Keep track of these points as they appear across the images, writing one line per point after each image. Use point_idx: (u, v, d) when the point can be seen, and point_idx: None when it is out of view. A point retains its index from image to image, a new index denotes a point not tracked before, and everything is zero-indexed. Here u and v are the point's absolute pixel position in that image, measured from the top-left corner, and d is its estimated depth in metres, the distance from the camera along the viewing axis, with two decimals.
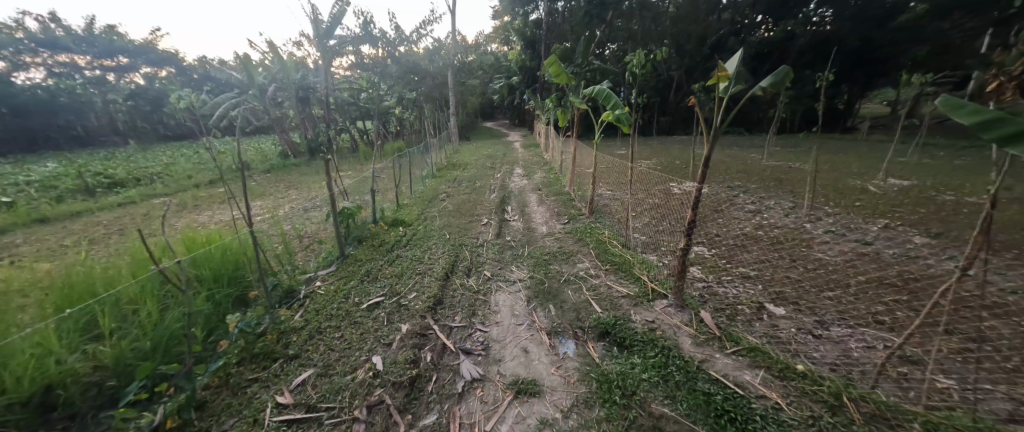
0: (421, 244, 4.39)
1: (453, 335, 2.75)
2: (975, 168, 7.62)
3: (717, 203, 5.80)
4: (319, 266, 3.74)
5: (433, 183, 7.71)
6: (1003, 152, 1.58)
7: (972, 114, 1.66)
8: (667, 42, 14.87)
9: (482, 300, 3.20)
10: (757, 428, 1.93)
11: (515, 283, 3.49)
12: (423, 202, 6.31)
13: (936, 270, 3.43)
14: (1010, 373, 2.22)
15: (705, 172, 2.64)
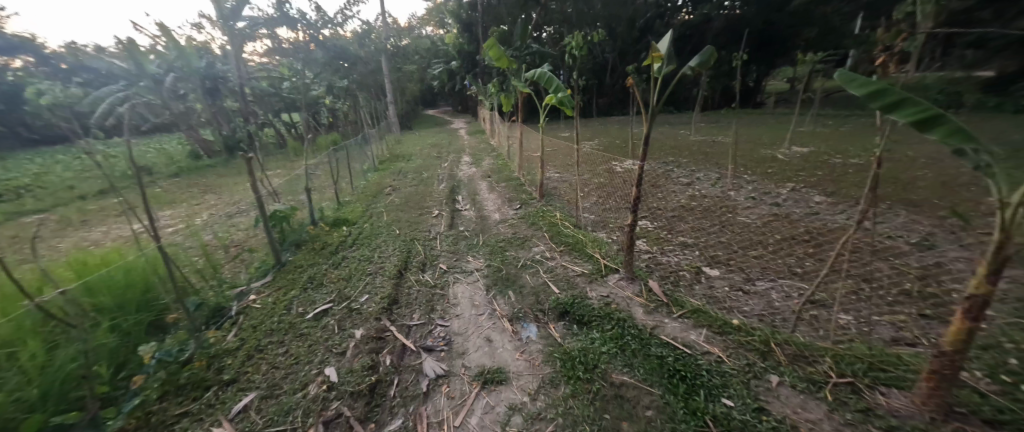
0: (368, 244, 4.18)
1: (412, 334, 2.69)
2: (864, 132, 8.74)
3: (655, 177, 6.13)
4: (250, 278, 3.47)
5: (377, 177, 7.42)
6: (886, 117, 1.76)
7: (861, 86, 1.82)
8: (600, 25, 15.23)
9: (440, 295, 3.15)
10: (705, 382, 2.08)
11: (472, 273, 3.46)
12: (367, 198, 6.02)
13: (840, 224, 3.89)
14: (894, 305, 2.60)
15: (645, 151, 2.73)
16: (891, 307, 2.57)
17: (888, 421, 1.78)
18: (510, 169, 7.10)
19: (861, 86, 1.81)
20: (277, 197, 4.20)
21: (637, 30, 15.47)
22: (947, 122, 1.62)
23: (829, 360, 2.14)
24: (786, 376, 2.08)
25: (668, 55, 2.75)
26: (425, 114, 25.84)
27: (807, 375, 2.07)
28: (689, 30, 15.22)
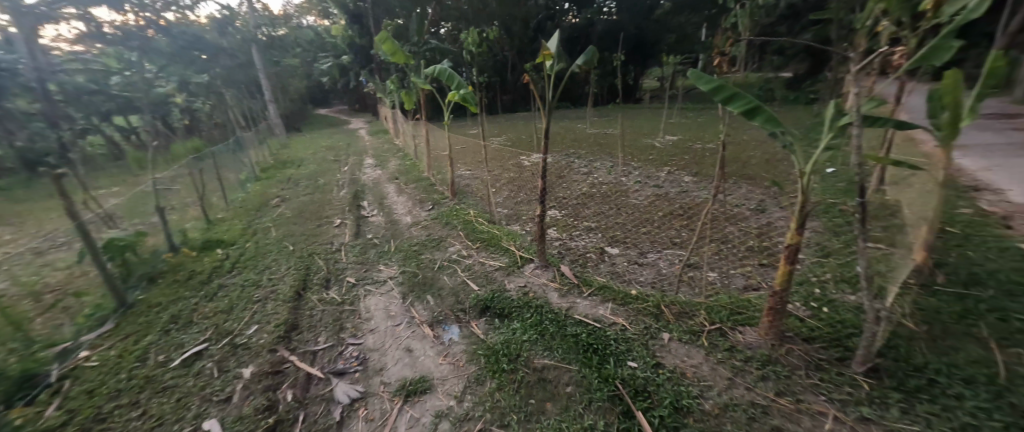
0: (253, 266, 3.74)
1: (319, 360, 2.46)
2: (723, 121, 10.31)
3: (560, 169, 6.44)
4: (78, 329, 2.79)
5: (258, 189, 6.60)
6: (724, 108, 2.05)
7: (706, 82, 2.12)
8: (497, 24, 15.51)
9: (350, 311, 2.94)
10: (614, 351, 2.25)
11: (385, 282, 3.29)
12: (246, 214, 5.35)
13: (710, 199, 4.52)
14: (743, 259, 3.14)
15: (547, 144, 2.84)
16: (748, 263, 3.08)
17: (749, 353, 2.14)
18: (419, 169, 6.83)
19: (706, 84, 2.11)
20: (116, 221, 3.40)
21: (531, 31, 16.06)
22: (766, 114, 1.98)
23: (704, 311, 2.50)
24: (675, 332, 2.36)
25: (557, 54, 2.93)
26: (316, 114, 23.66)
27: (691, 326, 2.38)
28: (577, 32, 16.32)
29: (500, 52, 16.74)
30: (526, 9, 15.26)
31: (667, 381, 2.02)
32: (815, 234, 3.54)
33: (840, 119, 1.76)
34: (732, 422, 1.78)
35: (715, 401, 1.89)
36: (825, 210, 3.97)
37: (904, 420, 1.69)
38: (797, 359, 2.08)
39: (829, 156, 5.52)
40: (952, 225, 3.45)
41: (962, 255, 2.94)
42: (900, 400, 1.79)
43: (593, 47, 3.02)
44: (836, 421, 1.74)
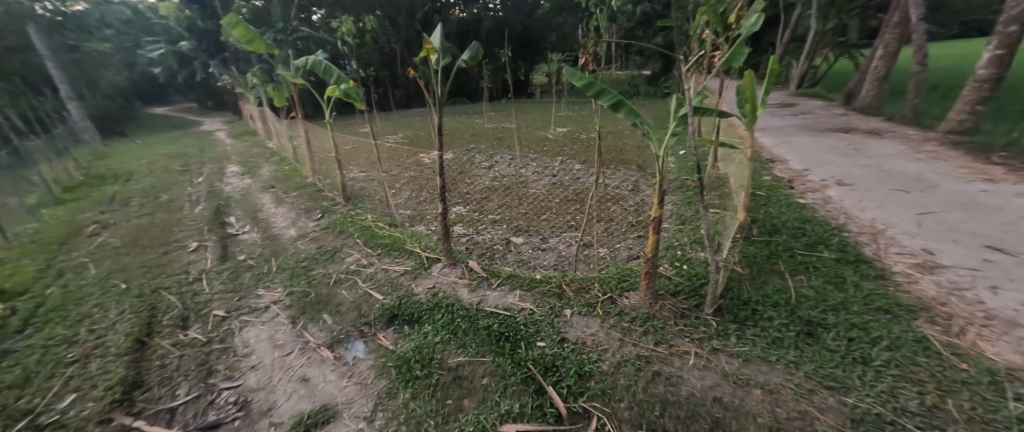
0: (59, 319, 2.86)
1: (185, 415, 2.03)
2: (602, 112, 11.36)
3: (460, 165, 6.38)
4: None
5: (65, 215, 5.13)
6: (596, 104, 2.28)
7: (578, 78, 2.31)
8: (379, 14, 14.60)
9: (220, 350, 2.51)
10: (523, 336, 2.35)
11: (267, 309, 2.90)
12: (40, 252, 4.05)
13: (598, 184, 4.99)
14: (627, 233, 3.58)
15: (441, 140, 2.59)
16: (632, 238, 3.49)
17: (634, 314, 2.44)
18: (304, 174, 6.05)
19: (579, 79, 2.30)
20: None
21: (418, 24, 15.34)
22: (627, 107, 2.24)
23: (597, 284, 2.76)
24: (575, 307, 2.56)
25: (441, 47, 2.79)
26: (153, 113, 19.43)
27: (589, 299, 2.62)
28: (466, 26, 16.37)
29: (388, 43, 15.57)
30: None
31: (571, 353, 2.19)
32: (673, 205, 4.19)
33: (680, 109, 2.08)
34: (624, 376, 2.02)
35: (611, 361, 2.12)
36: (676, 187, 4.72)
37: (744, 348, 2.13)
38: (670, 312, 2.43)
39: (681, 141, 6.55)
40: (759, 190, 4.43)
41: (769, 212, 3.79)
42: (740, 331, 2.25)
43: (477, 41, 2.92)
44: (697, 357, 2.10)
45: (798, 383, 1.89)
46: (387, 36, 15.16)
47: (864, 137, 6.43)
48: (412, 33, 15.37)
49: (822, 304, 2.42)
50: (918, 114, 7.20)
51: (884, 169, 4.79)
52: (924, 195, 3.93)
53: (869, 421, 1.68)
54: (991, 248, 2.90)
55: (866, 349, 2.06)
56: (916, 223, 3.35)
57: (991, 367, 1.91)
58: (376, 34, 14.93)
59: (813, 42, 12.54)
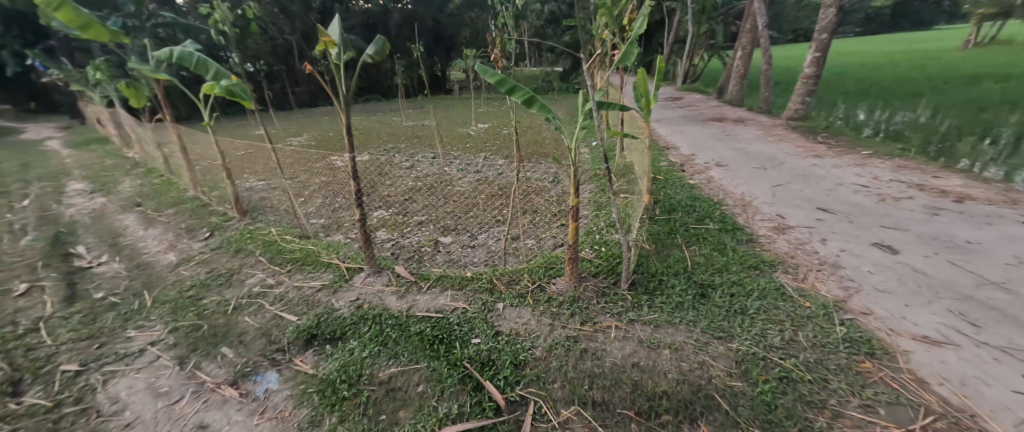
0: None
1: None
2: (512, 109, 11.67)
3: (380, 166, 6.00)
4: None
5: None
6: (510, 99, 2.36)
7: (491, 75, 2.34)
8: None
9: (76, 413, 1.94)
10: (457, 337, 2.34)
11: (143, 353, 2.34)
12: None
13: (521, 178, 5.18)
14: (551, 223, 3.83)
15: (352, 141, 2.40)
16: (556, 227, 3.75)
17: (561, 298, 2.61)
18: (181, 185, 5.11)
19: (491, 76, 2.34)
20: None
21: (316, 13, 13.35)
22: (539, 102, 2.33)
23: (526, 274, 2.88)
24: (507, 299, 2.65)
25: (341, 41, 2.51)
26: None
27: (519, 290, 2.72)
28: (372, 18, 15.30)
29: (279, 34, 13.04)
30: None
31: (506, 346, 2.26)
32: (589, 193, 4.54)
33: (586, 104, 2.29)
34: (556, 358, 2.16)
35: (543, 346, 2.24)
36: (591, 177, 5.11)
37: (654, 315, 2.42)
38: (592, 292, 2.66)
39: (588, 134, 7.08)
40: (658, 174, 5.00)
41: (668, 193, 4.32)
42: (649, 301, 2.56)
43: (381, 35, 2.78)
44: (617, 329, 2.33)
45: (697, 338, 2.22)
46: (278, 25, 12.68)
47: (733, 124, 7.67)
48: (310, 22, 13.05)
49: (712, 268, 2.86)
50: (768, 106, 8.84)
51: (749, 150, 5.80)
52: (776, 171, 4.87)
53: (749, 360, 2.06)
54: (822, 209, 3.75)
55: (744, 301, 2.50)
56: (773, 194, 4.16)
57: (824, 301, 2.48)
58: (262, 23, 12.43)
59: (688, 45, 14.39)
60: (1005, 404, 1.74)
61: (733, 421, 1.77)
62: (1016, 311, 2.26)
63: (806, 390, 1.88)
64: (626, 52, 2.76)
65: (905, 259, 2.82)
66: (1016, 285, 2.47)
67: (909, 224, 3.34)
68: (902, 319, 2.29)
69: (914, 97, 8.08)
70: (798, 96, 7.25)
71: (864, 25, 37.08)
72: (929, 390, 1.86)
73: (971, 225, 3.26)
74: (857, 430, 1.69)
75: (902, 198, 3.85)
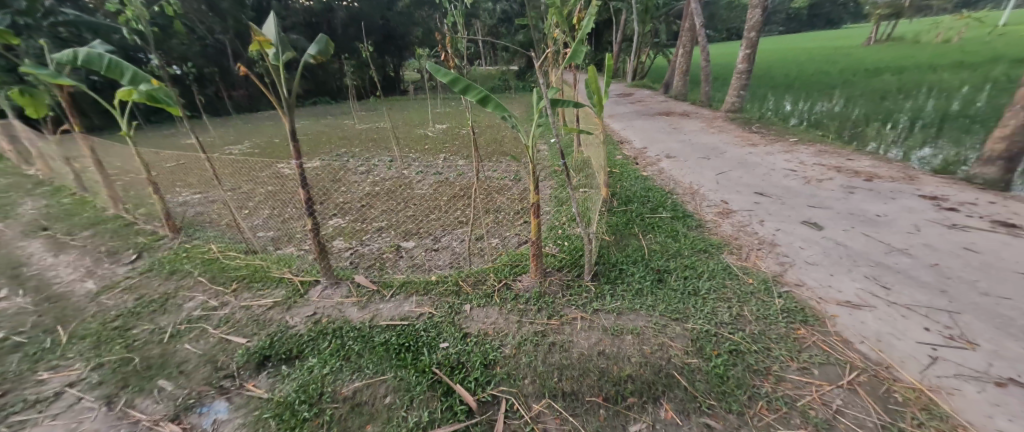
0: None
1: None
2: (467, 109, 11.58)
3: (333, 173, 5.70)
4: None
5: None
6: (464, 98, 2.35)
7: (445, 75, 2.31)
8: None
9: None
10: (424, 344, 2.29)
11: (59, 398, 2.04)
12: None
13: (481, 178, 5.17)
14: (514, 221, 3.87)
15: (298, 147, 2.26)
16: (519, 224, 3.79)
17: (527, 295, 2.64)
18: (97, 203, 4.53)
19: (444, 75, 2.31)
20: None
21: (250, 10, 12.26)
22: (495, 101, 2.33)
23: (492, 273, 2.88)
24: (474, 300, 2.63)
25: (279, 41, 2.35)
26: None
27: (486, 290, 2.72)
28: (315, 16, 14.46)
29: (208, 34, 11.69)
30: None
31: (475, 347, 2.25)
32: (550, 190, 4.63)
33: (540, 103, 2.34)
34: (525, 354, 2.18)
35: (512, 344, 2.25)
36: (550, 173, 5.20)
37: (617, 303, 2.51)
38: (557, 286, 2.72)
39: (545, 131, 7.21)
40: (614, 167, 5.19)
41: (624, 185, 4.50)
42: (612, 290, 2.66)
43: (322, 33, 2.64)
44: (582, 320, 2.40)
45: (656, 322, 2.34)
46: (206, 23, 11.33)
47: (679, 118, 8.12)
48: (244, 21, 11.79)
49: (667, 255, 3.02)
50: (708, 100, 9.48)
51: (694, 142, 6.19)
52: (718, 160, 5.25)
53: (703, 337, 2.20)
54: (759, 193, 4.09)
55: (697, 283, 2.67)
56: (717, 182, 4.47)
57: (764, 276, 2.72)
58: (185, 20, 11.05)
59: (634, 43, 15.03)
60: (911, 355, 2.02)
61: (692, 396, 1.89)
62: (916, 272, 2.61)
63: (753, 359, 2.05)
64: (575, 50, 2.83)
65: (828, 234, 3.16)
66: (916, 250, 2.85)
67: (830, 203, 3.73)
68: (829, 287, 2.57)
69: (830, 89, 9.02)
70: (734, 90, 7.85)
71: (785, 24, 40.66)
72: (853, 348, 2.11)
73: (879, 200, 3.71)
74: (796, 391, 1.88)
75: (825, 179, 4.30)
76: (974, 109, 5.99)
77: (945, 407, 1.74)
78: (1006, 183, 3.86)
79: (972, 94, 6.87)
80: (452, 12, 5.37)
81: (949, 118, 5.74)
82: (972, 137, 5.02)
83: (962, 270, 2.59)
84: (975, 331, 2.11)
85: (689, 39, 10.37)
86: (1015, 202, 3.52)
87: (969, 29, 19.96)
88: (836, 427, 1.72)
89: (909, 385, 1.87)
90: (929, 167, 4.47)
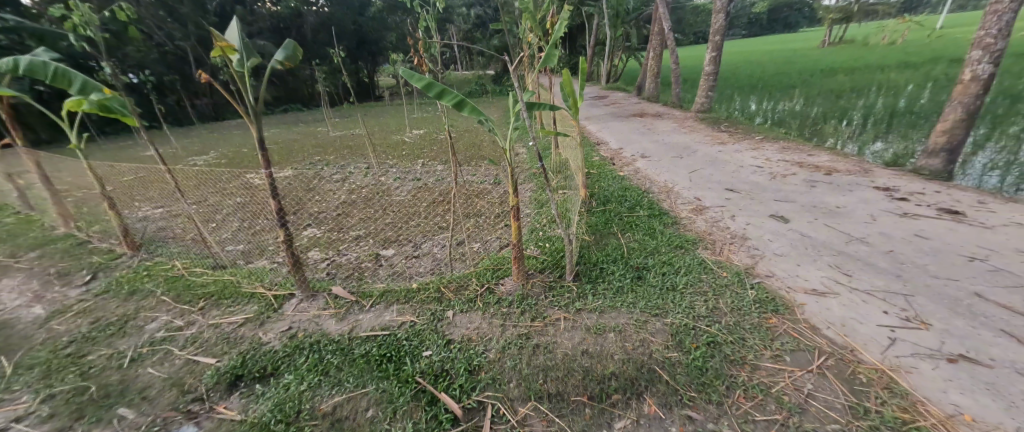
0: None
1: None
2: (443, 114, 11.52)
3: (307, 182, 5.52)
4: None
5: None
6: (439, 102, 2.32)
7: (419, 80, 2.28)
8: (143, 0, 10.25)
9: None
10: (406, 353, 2.24)
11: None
12: None
13: (460, 182, 5.14)
14: (494, 225, 3.87)
15: (267, 157, 2.18)
16: (500, 228, 3.79)
17: (510, 298, 2.64)
18: (43, 222, 4.21)
19: (418, 80, 2.28)
20: None
21: (212, 16, 11.79)
22: (470, 105, 2.32)
23: (474, 278, 2.87)
24: (456, 306, 2.60)
25: (243, 47, 2.25)
26: None
27: (468, 295, 2.69)
28: (282, 22, 14.04)
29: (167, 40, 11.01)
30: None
31: (459, 353, 2.22)
32: (530, 192, 4.65)
33: (516, 106, 2.36)
34: (510, 358, 2.17)
35: (496, 348, 2.24)
36: (529, 176, 5.23)
37: (599, 302, 2.55)
38: (540, 287, 2.73)
39: (522, 135, 7.27)
40: (591, 168, 5.28)
41: (602, 185, 4.58)
42: (594, 289, 2.69)
43: (289, 38, 2.55)
44: (565, 321, 2.42)
45: (637, 318, 2.39)
46: (165, 30, 10.76)
47: (652, 119, 8.35)
48: (205, 26, 11.39)
49: (645, 252, 3.10)
50: (679, 101, 9.79)
51: (667, 142, 6.38)
52: (690, 158, 5.44)
53: (682, 331, 2.26)
54: (729, 189, 4.26)
55: (674, 278, 2.74)
56: (689, 180, 4.62)
57: (736, 269, 2.83)
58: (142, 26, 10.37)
59: (606, 47, 15.36)
60: (872, 337, 2.14)
61: (674, 390, 1.93)
62: (873, 259, 2.78)
63: (730, 350, 2.12)
64: (549, 54, 2.85)
65: (794, 227, 3.32)
66: (873, 239, 3.04)
67: (794, 196, 3.92)
68: (796, 276, 2.70)
69: (790, 89, 9.52)
70: (703, 91, 8.15)
71: (746, 28, 42.61)
72: (820, 334, 2.22)
73: (838, 193, 3.93)
74: (770, 378, 1.96)
75: (789, 175, 4.53)
76: (918, 105, 6.45)
77: (905, 385, 1.86)
78: (949, 173, 4.18)
79: (916, 92, 7.39)
80: (425, 17, 5.33)
81: (897, 114, 6.16)
82: (918, 131, 5.40)
83: (914, 256, 2.78)
84: (928, 311, 2.26)
85: (658, 43, 10.70)
86: (958, 190, 3.81)
87: (911, 32, 21.51)
88: (808, 410, 1.80)
89: (872, 366, 1.98)
90: (881, 161, 4.78)
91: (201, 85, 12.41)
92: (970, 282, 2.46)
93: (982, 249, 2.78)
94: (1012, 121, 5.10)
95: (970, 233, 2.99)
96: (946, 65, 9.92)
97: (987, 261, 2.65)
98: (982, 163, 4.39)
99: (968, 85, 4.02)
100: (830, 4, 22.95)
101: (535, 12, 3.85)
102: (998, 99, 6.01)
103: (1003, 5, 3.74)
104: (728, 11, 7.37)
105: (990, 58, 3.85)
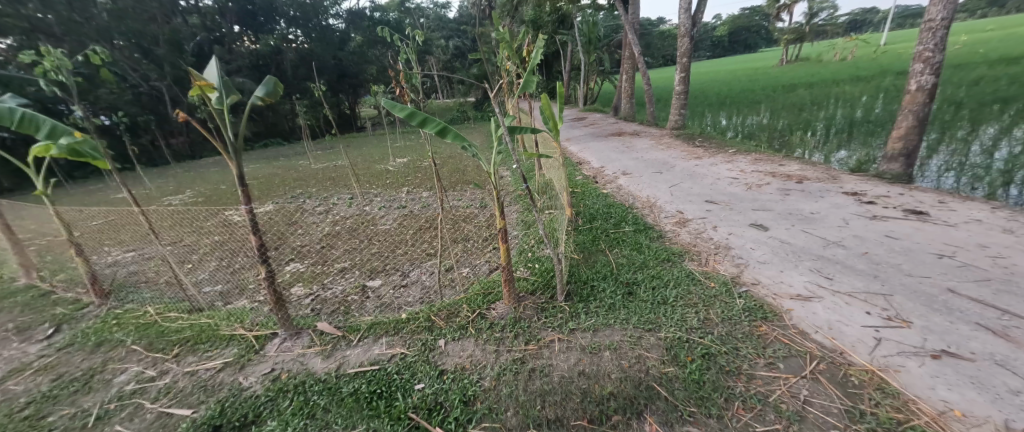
0: None
1: None
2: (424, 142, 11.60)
3: (288, 215, 5.41)
4: None
5: None
6: (423, 130, 2.35)
7: (402, 110, 2.30)
8: (118, 43, 10.40)
9: None
10: (399, 390, 2.13)
11: None
12: None
13: (447, 208, 5.15)
14: (482, 249, 3.85)
15: (247, 192, 2.12)
16: (489, 251, 3.78)
17: (503, 322, 2.60)
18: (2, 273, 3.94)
19: (400, 110, 2.30)
20: None
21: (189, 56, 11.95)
22: (452, 132, 2.34)
23: (465, 305, 2.81)
24: (448, 335, 2.53)
25: (223, 85, 2.23)
26: None
27: (460, 323, 2.63)
28: (261, 59, 14.12)
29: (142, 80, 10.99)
30: (171, 26, 11.41)
31: (453, 384, 2.14)
32: (516, 214, 4.68)
33: (499, 130, 2.39)
34: (506, 385, 2.11)
35: (491, 376, 2.18)
36: (514, 198, 5.28)
37: (592, 320, 2.53)
38: (532, 310, 2.70)
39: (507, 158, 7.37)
40: (575, 187, 5.36)
41: (588, 204, 4.64)
42: (586, 307, 2.68)
43: (269, 73, 2.53)
44: (560, 342, 2.38)
45: (632, 334, 2.37)
46: (141, 71, 10.77)
47: (630, 137, 8.61)
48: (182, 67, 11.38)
49: (634, 267, 3.12)
50: (654, 119, 10.16)
51: (645, 158, 6.56)
52: (669, 173, 5.60)
53: (676, 345, 2.26)
54: (709, 201, 4.38)
55: (665, 292, 2.76)
56: (670, 194, 4.74)
57: (723, 279, 2.87)
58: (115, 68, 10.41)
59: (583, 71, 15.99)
60: (859, 339, 2.18)
61: (673, 406, 1.91)
62: (854, 263, 2.86)
63: (725, 361, 2.12)
64: (527, 80, 2.93)
65: (774, 234, 3.42)
66: (848, 242, 3.15)
67: (772, 205, 4.06)
68: (781, 282, 2.76)
69: (757, 104, 10.03)
70: (677, 109, 8.51)
71: (711, 49, 45.29)
72: (810, 339, 2.24)
73: (810, 199, 4.09)
74: (767, 387, 1.96)
75: (763, 184, 4.71)
76: (874, 114, 6.91)
77: (896, 385, 1.88)
78: (909, 176, 4.44)
79: (870, 103, 7.89)
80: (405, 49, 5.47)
81: (857, 123, 6.56)
82: (876, 138, 5.73)
83: (888, 256, 2.89)
84: (908, 310, 2.32)
85: (630, 66, 11.21)
86: (919, 192, 4.03)
87: (859, 48, 23.19)
88: (806, 418, 1.80)
89: (862, 368, 2.01)
90: (846, 167, 5.04)
91: (177, 126, 12.25)
92: (942, 278, 2.56)
93: (948, 246, 2.91)
94: (959, 126, 5.48)
95: (936, 232, 3.13)
96: (894, 77, 10.67)
97: (955, 257, 2.77)
98: (937, 165, 4.68)
99: (915, 94, 4.33)
100: (785, 26, 24.71)
101: (511, 41, 4.00)
102: (944, 106, 6.48)
103: (936, 22, 4.09)
104: (693, 34, 7.80)
105: (931, 70, 4.17)
